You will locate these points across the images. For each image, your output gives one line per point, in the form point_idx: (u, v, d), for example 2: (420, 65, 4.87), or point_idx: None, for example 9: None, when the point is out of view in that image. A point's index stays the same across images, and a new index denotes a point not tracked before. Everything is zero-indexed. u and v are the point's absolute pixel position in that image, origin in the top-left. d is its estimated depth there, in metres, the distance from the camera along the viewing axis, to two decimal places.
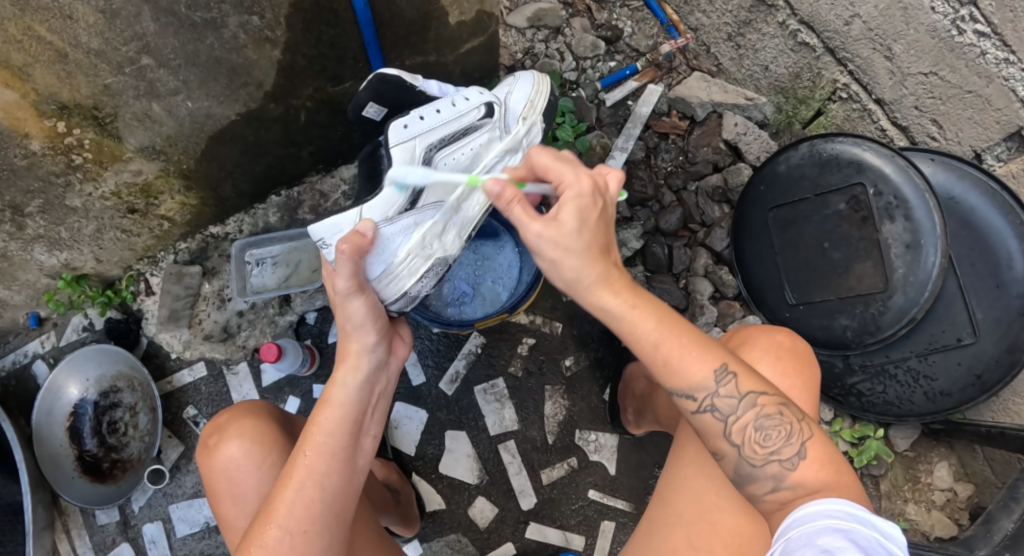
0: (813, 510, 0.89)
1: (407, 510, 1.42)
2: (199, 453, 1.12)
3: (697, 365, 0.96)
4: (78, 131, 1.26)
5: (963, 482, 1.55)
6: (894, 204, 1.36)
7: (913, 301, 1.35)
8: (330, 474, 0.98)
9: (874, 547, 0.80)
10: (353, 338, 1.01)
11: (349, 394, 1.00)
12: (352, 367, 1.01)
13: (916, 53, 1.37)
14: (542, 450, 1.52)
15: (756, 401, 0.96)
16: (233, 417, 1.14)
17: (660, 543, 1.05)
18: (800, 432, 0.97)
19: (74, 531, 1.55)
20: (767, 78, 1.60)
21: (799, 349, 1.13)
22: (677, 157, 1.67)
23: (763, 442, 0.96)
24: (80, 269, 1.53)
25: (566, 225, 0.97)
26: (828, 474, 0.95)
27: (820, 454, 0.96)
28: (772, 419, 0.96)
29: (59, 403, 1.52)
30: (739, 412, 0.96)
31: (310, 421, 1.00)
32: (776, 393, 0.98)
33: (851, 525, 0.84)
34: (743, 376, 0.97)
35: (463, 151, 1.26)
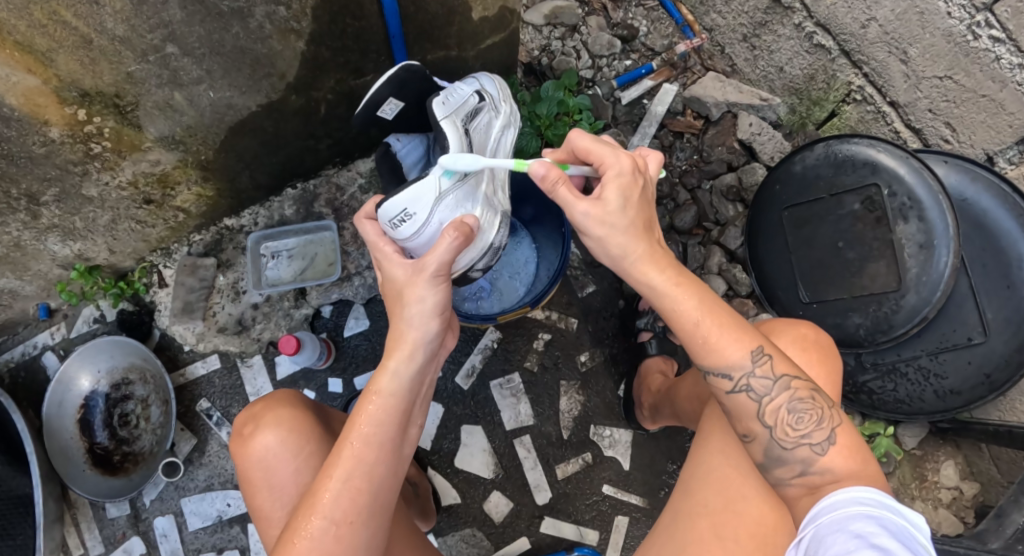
0: (843, 498, 0.88)
1: (424, 503, 1.42)
2: (234, 442, 1.12)
3: (734, 345, 0.97)
4: (99, 119, 1.24)
5: (969, 481, 1.58)
6: (908, 205, 1.38)
7: (925, 300, 1.37)
8: (378, 465, 0.98)
9: (904, 533, 0.79)
10: (412, 327, 0.98)
11: (400, 384, 0.99)
12: (406, 357, 0.99)
13: (931, 57, 1.39)
14: (557, 445, 1.52)
15: (790, 385, 0.98)
16: (268, 406, 1.13)
17: (685, 534, 1.05)
18: (831, 418, 0.98)
19: (83, 524, 1.53)
20: (782, 79, 1.62)
21: (822, 344, 1.14)
22: (692, 156, 1.68)
23: (794, 425, 0.98)
24: (93, 259, 1.51)
25: (610, 202, 0.97)
26: (853, 465, 0.95)
27: (849, 440, 0.97)
28: (804, 402, 0.98)
29: (70, 395, 1.50)
30: (773, 394, 0.98)
31: (358, 411, 0.99)
32: (808, 379, 0.99)
33: (880, 512, 0.83)
34: (778, 358, 0.98)
35: (480, 128, 1.23)
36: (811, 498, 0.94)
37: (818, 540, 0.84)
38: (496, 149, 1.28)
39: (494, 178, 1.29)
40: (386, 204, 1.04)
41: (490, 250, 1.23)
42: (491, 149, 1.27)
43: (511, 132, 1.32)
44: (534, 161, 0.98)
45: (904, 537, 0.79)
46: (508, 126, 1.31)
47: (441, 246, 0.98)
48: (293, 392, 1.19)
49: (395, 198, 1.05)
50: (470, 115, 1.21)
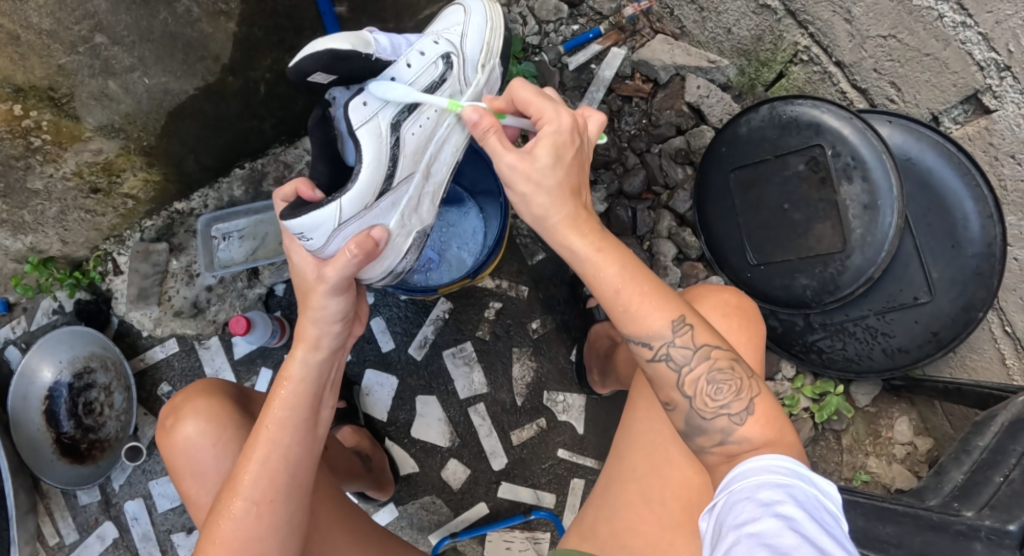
0: (756, 466, 0.86)
1: (380, 475, 1.46)
2: (157, 435, 1.16)
3: (655, 315, 0.94)
4: (35, 113, 1.29)
5: (923, 437, 1.61)
6: (852, 165, 1.39)
7: (870, 261, 1.38)
8: (295, 446, 1.03)
9: (812, 503, 0.78)
10: (315, 323, 1.04)
11: (309, 371, 1.05)
12: (312, 347, 1.05)
13: (876, 16, 1.37)
14: (511, 412, 1.56)
15: (709, 354, 0.95)
16: (186, 397, 1.17)
17: (616, 499, 1.09)
18: (749, 388, 0.96)
19: (57, 512, 1.59)
20: (730, 41, 1.60)
21: (747, 308, 1.16)
22: (642, 120, 1.68)
23: (713, 395, 0.96)
24: (46, 252, 1.53)
25: (540, 159, 0.95)
26: (771, 432, 0.94)
27: (769, 408, 0.96)
28: (724, 373, 0.95)
29: (33, 387, 1.53)
30: (692, 365, 0.96)
31: (271, 398, 1.04)
32: (729, 349, 0.97)
33: (791, 481, 0.81)
34: (700, 328, 0.96)
35: (424, 118, 1.15)
36: (728, 466, 0.93)
37: (723, 516, 0.81)
38: (442, 138, 1.21)
39: (427, 181, 1.24)
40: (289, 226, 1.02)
41: (391, 273, 1.24)
42: (435, 143, 1.20)
43: (476, 110, 1.23)
44: (468, 106, 1.00)
45: (813, 508, 0.78)
46: (475, 100, 1.22)
47: (340, 261, 1.01)
48: (217, 380, 1.23)
49: (300, 221, 1.03)
50: (409, 109, 1.12)
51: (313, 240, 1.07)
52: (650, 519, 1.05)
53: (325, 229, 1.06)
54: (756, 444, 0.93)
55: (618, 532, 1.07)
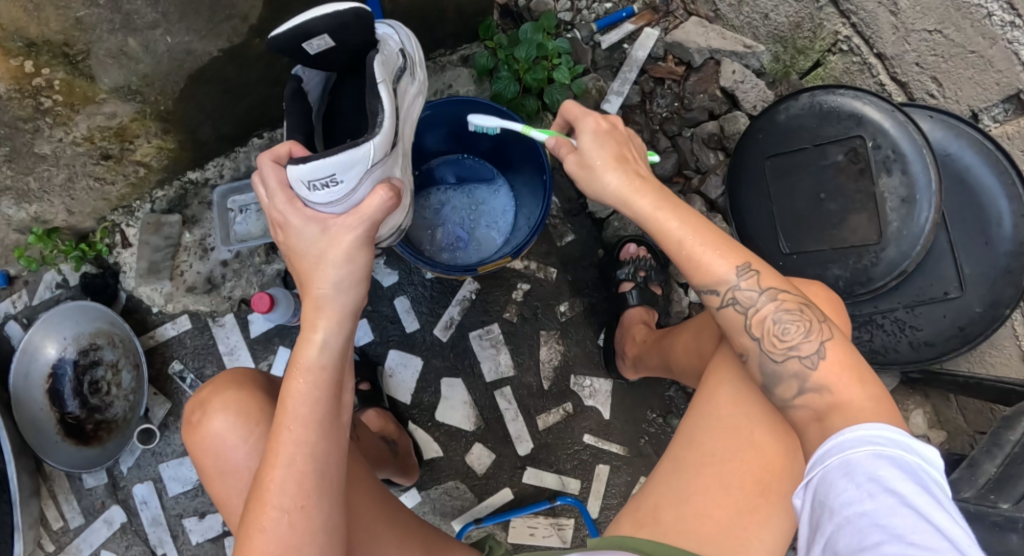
0: (853, 438, 0.85)
1: (405, 460, 1.41)
2: (184, 429, 1.11)
3: (722, 259, 0.98)
4: (47, 71, 1.18)
5: (936, 429, 1.67)
6: (892, 158, 1.39)
7: (905, 254, 1.38)
8: (320, 442, 0.97)
9: (917, 473, 0.78)
10: (333, 299, 0.98)
11: (327, 354, 0.98)
12: (331, 326, 0.99)
13: (922, 10, 1.35)
14: (537, 396, 1.54)
15: (775, 296, 0.98)
16: (213, 389, 1.11)
17: (684, 483, 1.06)
18: (821, 332, 0.96)
19: (60, 496, 1.53)
20: (767, 26, 1.58)
21: (833, 302, 1.12)
22: (674, 103, 1.67)
23: (781, 336, 0.97)
24: (51, 222, 1.45)
25: (588, 149, 1.02)
26: (845, 377, 0.94)
27: (843, 355, 0.95)
28: (791, 314, 0.97)
29: (36, 364, 1.47)
30: (759, 305, 0.98)
31: (285, 392, 0.97)
32: (798, 294, 0.99)
33: (892, 452, 0.81)
34: (767, 273, 0.99)
35: (405, 96, 1.14)
36: (819, 424, 0.93)
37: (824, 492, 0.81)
38: (411, 121, 1.20)
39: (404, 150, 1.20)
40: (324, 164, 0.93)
41: (393, 230, 1.22)
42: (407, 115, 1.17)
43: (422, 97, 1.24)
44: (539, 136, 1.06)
45: (918, 478, 0.78)
46: (421, 85, 1.22)
47: (376, 202, 0.98)
48: (244, 369, 1.17)
49: (331, 160, 0.94)
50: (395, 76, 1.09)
51: (340, 185, 0.98)
52: (722, 502, 1.03)
53: (355, 173, 0.99)
54: (837, 395, 0.93)
55: (684, 519, 1.04)
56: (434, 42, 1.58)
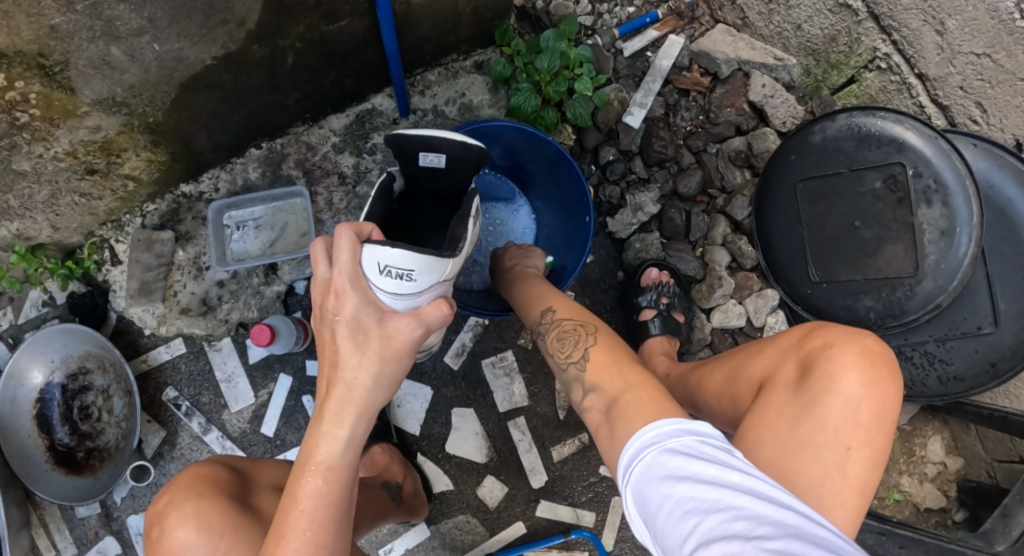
0: (644, 444, 0.89)
1: (412, 500, 1.34)
2: (149, 542, 1.06)
3: (525, 287, 1.28)
4: (22, 84, 1.06)
5: (953, 456, 1.62)
6: (933, 188, 1.31)
7: (941, 288, 1.32)
8: (334, 543, 0.92)
9: (695, 450, 0.83)
10: (363, 394, 0.92)
11: (346, 453, 0.92)
12: (355, 422, 0.93)
13: (971, 32, 1.27)
14: (553, 426, 1.47)
15: (560, 320, 1.17)
16: (172, 501, 1.05)
17: None
18: (587, 340, 1.12)
19: (52, 525, 1.45)
20: (798, 38, 1.50)
21: (888, 356, 1.04)
22: (698, 116, 1.58)
23: (559, 346, 1.14)
24: (35, 239, 1.33)
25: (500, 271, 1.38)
26: (613, 386, 1.03)
27: (599, 355, 1.09)
28: (568, 329, 1.15)
29: (23, 390, 1.38)
30: (547, 332, 1.18)
31: (298, 491, 0.91)
32: (581, 318, 1.16)
33: (676, 443, 0.86)
34: (563, 307, 1.20)
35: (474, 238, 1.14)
36: (601, 424, 1.00)
37: (640, 497, 0.84)
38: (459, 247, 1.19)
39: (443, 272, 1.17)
40: (414, 255, 0.91)
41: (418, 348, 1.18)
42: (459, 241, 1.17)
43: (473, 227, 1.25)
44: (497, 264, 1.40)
45: (700, 453, 0.83)
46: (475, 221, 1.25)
47: (438, 312, 0.96)
48: (199, 470, 1.10)
49: (417, 255, 0.92)
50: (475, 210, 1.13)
51: (411, 283, 0.94)
52: None
53: (427, 278, 0.96)
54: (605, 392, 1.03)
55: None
56: (447, 46, 1.47)
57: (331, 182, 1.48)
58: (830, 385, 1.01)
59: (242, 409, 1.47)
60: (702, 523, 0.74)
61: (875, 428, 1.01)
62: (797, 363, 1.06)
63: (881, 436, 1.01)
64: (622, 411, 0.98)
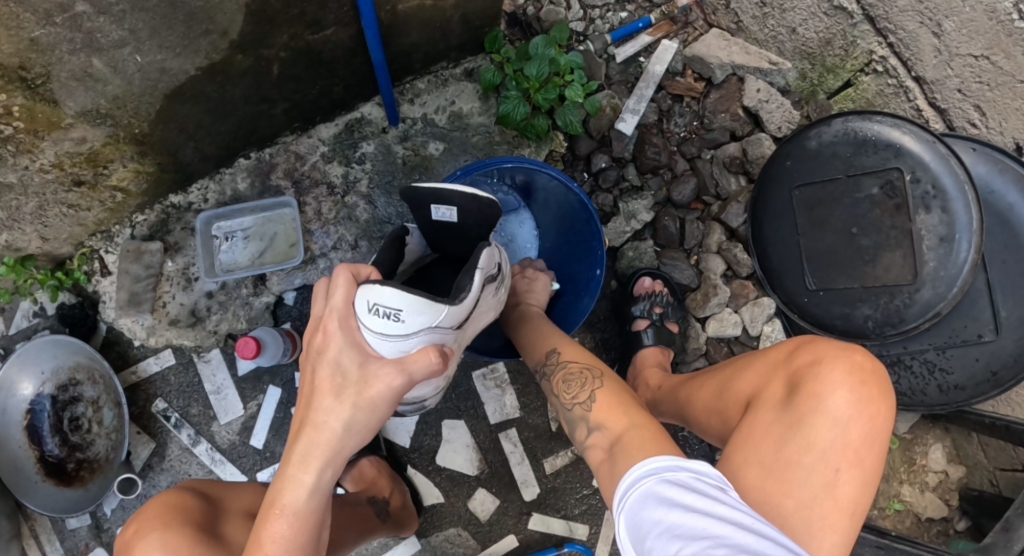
0: (641, 474, 0.87)
1: (400, 514, 1.32)
2: None
3: (528, 328, 1.26)
4: (5, 97, 1.06)
5: (955, 465, 1.59)
6: (931, 194, 1.29)
7: (941, 296, 1.29)
8: None
9: (692, 483, 0.81)
10: (333, 442, 0.92)
11: (314, 498, 0.93)
12: (324, 467, 0.93)
13: (969, 33, 1.24)
14: (545, 438, 1.45)
15: (565, 364, 1.14)
16: (139, 531, 1.03)
17: None
18: (592, 382, 1.09)
19: (43, 536, 1.44)
20: (793, 41, 1.47)
21: (880, 375, 1.01)
22: (692, 122, 1.56)
23: (566, 388, 1.11)
24: (24, 250, 1.33)
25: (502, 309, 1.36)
26: (619, 425, 1.00)
27: (606, 398, 1.06)
28: (573, 373, 1.12)
29: (12, 401, 1.38)
30: (552, 375, 1.15)
31: (265, 533, 0.92)
32: (586, 361, 1.14)
33: (672, 474, 0.84)
34: (567, 349, 1.18)
35: (484, 302, 1.11)
36: (602, 459, 0.97)
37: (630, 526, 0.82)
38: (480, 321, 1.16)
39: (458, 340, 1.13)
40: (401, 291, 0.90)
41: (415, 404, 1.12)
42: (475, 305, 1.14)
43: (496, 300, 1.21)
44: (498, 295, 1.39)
45: (696, 486, 0.80)
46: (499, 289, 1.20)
47: (423, 361, 0.92)
48: (170, 500, 1.08)
49: (405, 293, 0.91)
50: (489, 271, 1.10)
51: (400, 325, 0.92)
52: None
53: (419, 323, 0.94)
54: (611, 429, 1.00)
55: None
56: (437, 54, 1.47)
57: (320, 192, 1.47)
58: (818, 404, 0.99)
59: (231, 421, 1.46)
60: (683, 550, 0.71)
61: (864, 449, 0.98)
62: (785, 380, 1.04)
63: (872, 457, 0.99)
64: (624, 446, 0.95)
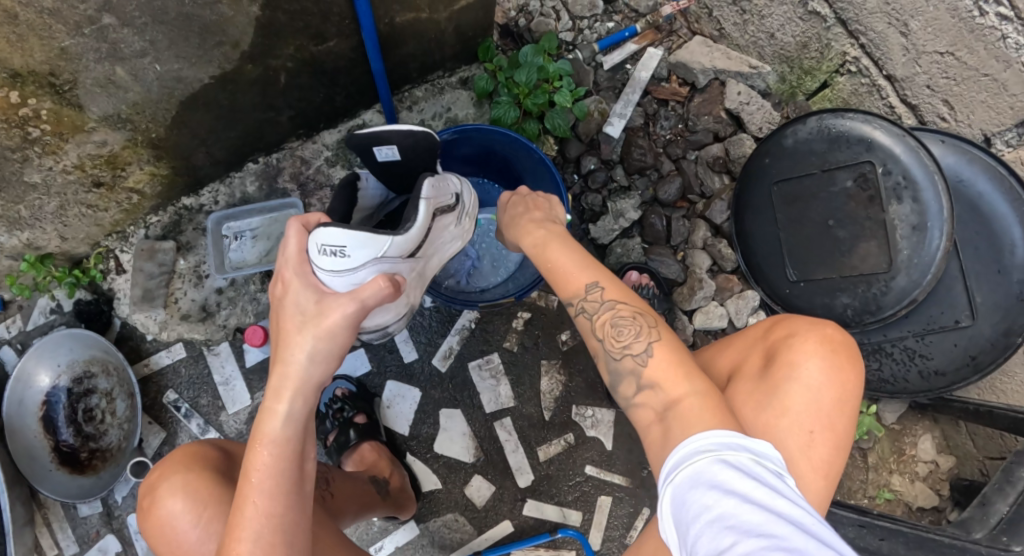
0: (691, 453, 0.84)
1: (400, 496, 1.37)
2: (139, 513, 1.11)
3: (558, 255, 1.12)
4: (34, 101, 1.16)
5: (945, 455, 1.63)
6: (903, 185, 1.33)
7: (915, 283, 1.34)
8: (287, 512, 0.95)
9: (753, 472, 0.79)
10: (303, 369, 0.97)
11: (291, 426, 0.97)
12: (297, 398, 0.97)
13: (933, 32, 1.31)
14: (538, 427, 1.51)
15: (615, 304, 1.04)
16: (163, 475, 1.10)
17: None
18: (648, 332, 1.00)
19: (55, 523, 1.51)
20: (772, 45, 1.55)
21: (850, 345, 1.06)
22: (677, 125, 1.64)
23: (617, 336, 1.01)
24: (44, 248, 1.43)
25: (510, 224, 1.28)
26: (676, 389, 0.94)
27: (667, 352, 0.98)
28: (626, 318, 1.02)
29: (30, 392, 1.46)
30: (599, 312, 1.04)
31: (251, 463, 0.96)
32: (637, 304, 1.05)
33: (729, 457, 0.81)
34: (614, 288, 1.05)
35: (437, 232, 1.18)
36: (657, 424, 0.93)
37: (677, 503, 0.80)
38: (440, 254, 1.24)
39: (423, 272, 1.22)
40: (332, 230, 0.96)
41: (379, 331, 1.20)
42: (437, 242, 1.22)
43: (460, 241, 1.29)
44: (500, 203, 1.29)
45: (753, 474, 0.78)
46: (463, 231, 1.28)
47: (372, 289, 0.98)
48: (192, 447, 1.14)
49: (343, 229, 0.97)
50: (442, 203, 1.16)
51: (343, 261, 0.98)
52: None
53: (363, 256, 1.00)
54: (670, 393, 0.94)
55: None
56: (433, 64, 1.56)
57: (324, 194, 1.57)
58: (791, 372, 1.04)
59: (239, 411, 1.54)
60: (738, 544, 0.70)
61: (836, 414, 1.03)
62: (763, 352, 1.09)
63: (843, 422, 1.04)
64: (681, 417, 0.90)
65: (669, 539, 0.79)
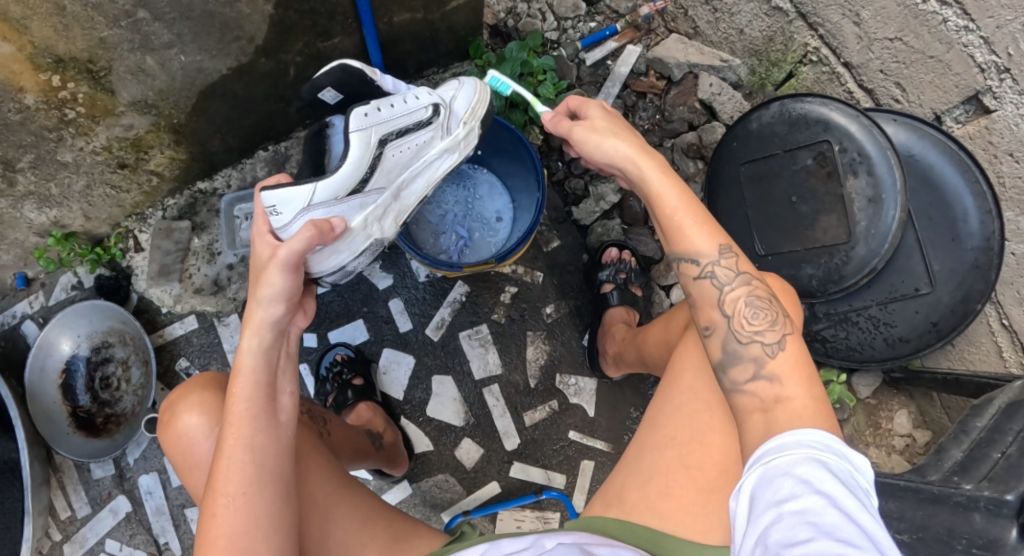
0: (791, 442, 0.86)
1: (391, 451, 1.47)
2: (161, 428, 1.19)
3: (676, 196, 1.02)
4: (73, 84, 1.28)
5: (921, 429, 1.67)
6: (858, 161, 1.44)
7: (874, 252, 1.43)
8: (258, 435, 1.01)
9: (848, 479, 0.80)
10: (260, 307, 1.03)
11: (256, 358, 1.03)
12: (257, 333, 1.03)
13: (882, 20, 1.43)
14: (524, 393, 1.60)
15: (749, 282, 1.01)
16: (184, 392, 1.20)
17: (653, 464, 1.11)
18: (783, 324, 1.00)
19: (69, 486, 1.63)
20: (742, 41, 1.68)
21: (790, 293, 1.18)
22: (655, 116, 1.77)
23: (749, 318, 1.00)
24: (70, 226, 1.57)
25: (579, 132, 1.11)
26: (803, 389, 0.95)
27: (797, 349, 0.98)
28: (760, 301, 1.00)
29: (51, 360, 1.57)
30: (732, 285, 1.01)
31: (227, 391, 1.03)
32: (764, 286, 1.04)
33: (825, 457, 0.82)
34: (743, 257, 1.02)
35: (394, 158, 1.27)
36: (762, 414, 0.94)
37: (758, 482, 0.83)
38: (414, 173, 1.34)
39: (400, 199, 1.35)
40: (261, 193, 1.10)
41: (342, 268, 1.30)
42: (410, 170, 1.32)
43: (452, 157, 1.36)
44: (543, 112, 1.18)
45: (849, 483, 0.79)
46: (452, 149, 1.35)
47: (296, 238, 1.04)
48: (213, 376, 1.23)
49: (274, 191, 1.10)
50: (398, 131, 1.25)
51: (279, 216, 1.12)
52: (687, 483, 1.07)
53: (293, 209, 1.14)
54: (792, 389, 0.95)
55: (648, 496, 1.09)
56: (428, 61, 1.71)
57: None
58: None
59: None
60: (816, 539, 0.73)
61: None
62: None
63: None
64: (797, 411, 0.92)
65: (738, 510, 0.83)
